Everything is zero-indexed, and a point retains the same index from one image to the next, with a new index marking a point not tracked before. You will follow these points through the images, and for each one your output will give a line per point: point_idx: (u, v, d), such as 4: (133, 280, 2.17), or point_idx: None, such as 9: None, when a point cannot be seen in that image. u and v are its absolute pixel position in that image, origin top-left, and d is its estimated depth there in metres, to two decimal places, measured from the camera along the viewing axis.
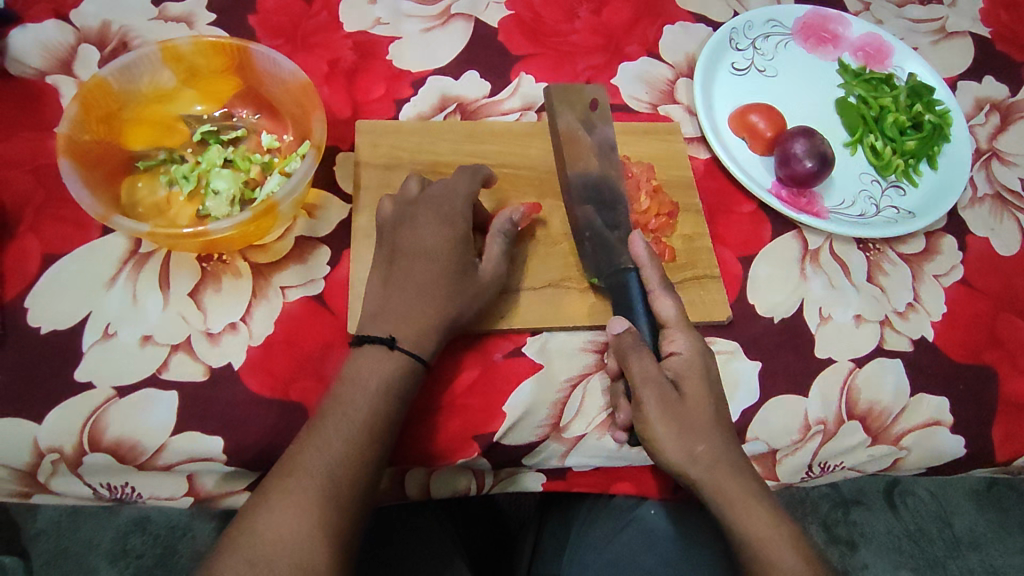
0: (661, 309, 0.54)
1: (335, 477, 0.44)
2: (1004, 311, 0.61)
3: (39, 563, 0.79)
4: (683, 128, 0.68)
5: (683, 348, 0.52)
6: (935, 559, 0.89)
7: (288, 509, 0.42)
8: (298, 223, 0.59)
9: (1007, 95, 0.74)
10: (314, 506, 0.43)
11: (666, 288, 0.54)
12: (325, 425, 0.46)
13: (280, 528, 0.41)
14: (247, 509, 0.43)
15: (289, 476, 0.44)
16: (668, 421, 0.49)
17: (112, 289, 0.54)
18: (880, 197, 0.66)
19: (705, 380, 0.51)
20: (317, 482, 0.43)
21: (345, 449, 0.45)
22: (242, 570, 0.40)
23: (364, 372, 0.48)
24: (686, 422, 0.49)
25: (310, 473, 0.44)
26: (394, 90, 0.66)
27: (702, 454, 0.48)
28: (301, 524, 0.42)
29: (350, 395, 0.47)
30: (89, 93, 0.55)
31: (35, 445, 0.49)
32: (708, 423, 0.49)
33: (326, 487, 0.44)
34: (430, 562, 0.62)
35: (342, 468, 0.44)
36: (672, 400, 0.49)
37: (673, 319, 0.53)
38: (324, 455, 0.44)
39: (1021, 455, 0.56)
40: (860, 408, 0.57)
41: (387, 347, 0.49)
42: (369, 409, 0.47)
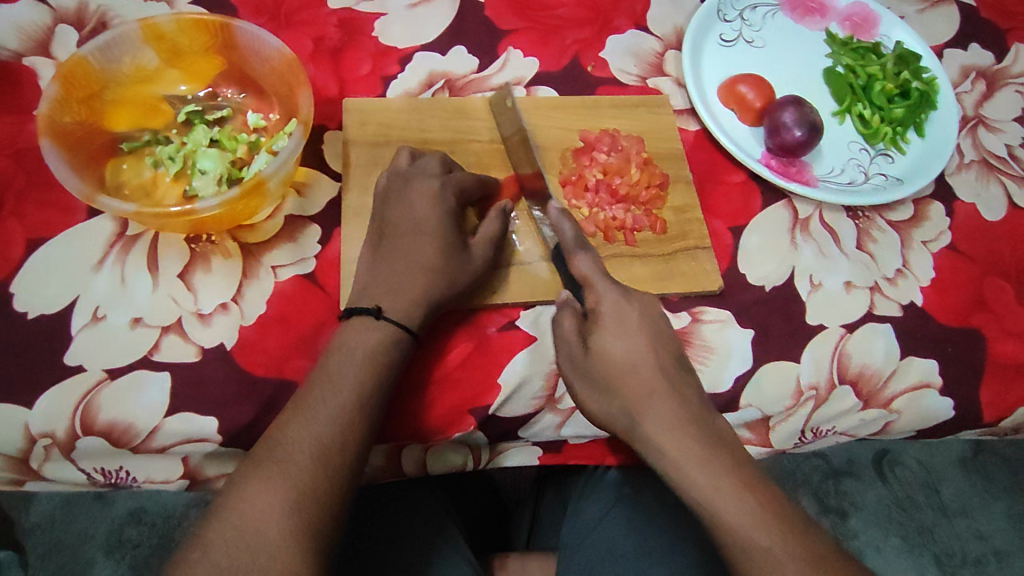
0: (577, 266, 0.53)
1: (324, 448, 0.43)
2: (991, 275, 0.62)
3: (34, 556, 0.79)
4: (673, 101, 0.68)
5: (605, 301, 0.51)
6: (923, 525, 0.90)
7: (275, 477, 0.42)
8: (287, 202, 0.58)
9: (993, 62, 0.74)
10: (301, 476, 0.42)
11: (579, 247, 0.53)
12: (312, 396, 0.46)
13: (267, 498, 0.41)
14: (234, 479, 0.43)
15: (276, 446, 0.43)
16: (590, 390, 0.51)
17: (100, 272, 0.53)
18: (868, 165, 0.67)
19: (665, 366, 0.48)
20: (306, 452, 0.43)
21: (334, 417, 0.45)
22: (231, 538, 0.39)
23: (353, 343, 0.48)
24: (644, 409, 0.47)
25: (299, 442, 0.43)
26: (381, 67, 0.65)
27: (643, 434, 0.47)
28: (289, 493, 0.41)
29: (338, 366, 0.47)
30: (69, 72, 0.54)
31: (26, 430, 0.48)
32: (643, 393, 0.48)
33: (315, 456, 0.43)
34: (426, 535, 0.63)
35: (330, 438, 0.44)
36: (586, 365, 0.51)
37: (598, 286, 0.51)
38: (313, 425, 0.44)
39: (1008, 415, 0.57)
40: (852, 373, 0.57)
41: (373, 317, 0.49)
42: (359, 379, 0.47)
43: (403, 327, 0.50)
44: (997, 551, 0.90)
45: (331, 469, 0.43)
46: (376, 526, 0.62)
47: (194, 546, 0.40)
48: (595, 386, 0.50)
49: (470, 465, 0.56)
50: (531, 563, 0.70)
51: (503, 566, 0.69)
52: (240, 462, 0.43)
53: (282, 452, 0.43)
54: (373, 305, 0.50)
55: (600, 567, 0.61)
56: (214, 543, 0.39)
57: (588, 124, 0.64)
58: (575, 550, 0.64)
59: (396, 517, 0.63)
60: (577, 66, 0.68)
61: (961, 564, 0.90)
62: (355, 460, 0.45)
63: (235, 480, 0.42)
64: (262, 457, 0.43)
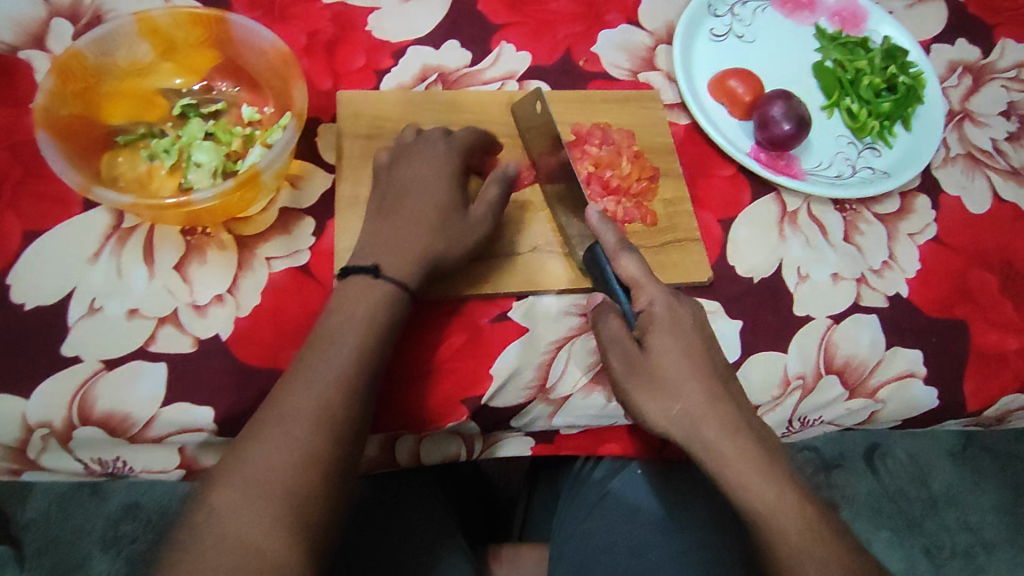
0: (625, 268, 0.51)
1: (326, 408, 0.44)
2: (975, 266, 0.63)
3: (31, 551, 0.79)
4: (664, 95, 0.69)
5: (658, 303, 0.50)
6: (912, 517, 0.92)
7: (275, 443, 0.42)
8: (282, 194, 0.59)
9: (980, 57, 0.75)
10: (304, 437, 0.43)
11: (624, 248, 0.52)
12: (312, 362, 0.46)
13: (270, 458, 0.42)
14: (239, 440, 0.43)
15: (279, 407, 0.44)
16: (635, 381, 0.50)
17: (96, 264, 0.54)
18: (856, 158, 0.68)
19: (677, 335, 0.49)
20: (308, 413, 0.44)
21: (335, 384, 0.45)
22: (234, 498, 0.41)
23: (348, 317, 0.48)
24: (657, 380, 0.48)
25: (298, 408, 0.44)
26: (375, 61, 0.66)
27: (678, 414, 0.47)
28: (291, 452, 0.42)
29: (335, 333, 0.47)
30: (64, 65, 0.55)
31: (24, 421, 0.49)
32: (683, 377, 0.48)
33: (318, 416, 0.44)
34: (429, 527, 0.64)
35: (331, 399, 0.44)
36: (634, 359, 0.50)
37: (639, 275, 0.51)
38: (314, 387, 0.45)
39: (991, 404, 0.59)
40: (838, 362, 0.58)
41: (371, 276, 0.50)
42: (356, 348, 0.47)
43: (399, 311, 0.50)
44: (985, 542, 0.91)
45: (332, 434, 0.44)
46: (371, 516, 0.63)
47: (200, 507, 0.41)
48: (634, 373, 0.50)
49: (463, 455, 0.57)
50: (524, 552, 0.71)
51: (497, 556, 0.70)
52: (246, 424, 0.44)
53: (282, 418, 0.43)
54: (371, 262, 0.51)
55: (597, 553, 0.62)
56: (220, 506, 0.40)
57: (580, 118, 0.65)
58: (567, 538, 0.65)
59: (391, 507, 0.64)
60: (569, 60, 0.69)
61: (950, 556, 0.91)
62: (355, 425, 0.45)
63: (237, 444, 0.43)
64: (263, 422, 0.43)
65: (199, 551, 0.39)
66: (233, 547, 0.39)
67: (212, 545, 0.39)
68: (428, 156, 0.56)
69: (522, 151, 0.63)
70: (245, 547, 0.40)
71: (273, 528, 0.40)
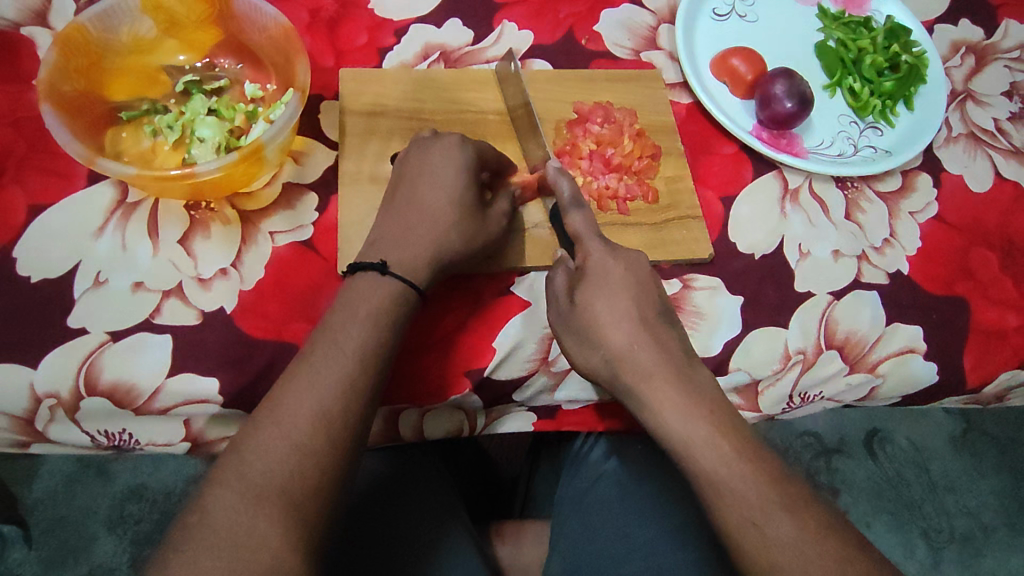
0: (571, 224, 0.53)
1: (324, 411, 0.44)
2: (977, 244, 0.63)
3: (38, 531, 0.80)
4: (666, 74, 0.69)
5: (592, 257, 0.52)
6: (911, 501, 0.92)
7: (273, 443, 0.42)
8: (285, 170, 0.59)
9: (983, 37, 0.75)
10: (300, 440, 0.42)
11: (572, 205, 0.53)
12: (311, 360, 0.46)
13: (267, 462, 0.41)
14: (236, 439, 0.43)
15: (276, 408, 0.44)
16: (566, 330, 0.52)
17: (101, 237, 0.54)
18: (858, 137, 0.68)
19: (607, 285, 0.50)
20: (306, 417, 0.43)
21: (333, 387, 0.45)
22: (229, 500, 0.40)
23: (355, 296, 0.49)
24: (576, 325, 0.51)
25: (296, 408, 0.43)
26: (377, 38, 0.66)
27: (600, 359, 0.49)
28: (288, 456, 0.42)
29: (338, 330, 0.47)
30: (67, 39, 0.55)
31: (32, 392, 0.49)
32: (610, 321, 0.49)
33: (316, 420, 0.43)
34: (433, 505, 0.64)
35: (330, 401, 0.44)
36: (567, 312, 0.52)
37: (583, 231, 0.53)
38: (312, 391, 0.44)
39: (989, 381, 0.59)
40: (838, 338, 0.59)
41: (379, 272, 0.50)
42: (356, 347, 0.46)
43: (406, 281, 0.50)
44: (983, 526, 0.92)
45: (329, 436, 0.43)
46: (380, 499, 0.63)
47: (195, 507, 0.41)
48: (578, 337, 0.51)
49: (466, 429, 0.58)
50: (526, 530, 0.72)
51: (499, 535, 0.71)
52: (244, 423, 0.44)
53: (281, 418, 0.43)
54: (379, 259, 0.51)
55: (593, 530, 0.63)
56: (216, 506, 0.40)
57: (582, 97, 0.65)
58: (569, 514, 0.66)
59: (401, 490, 0.64)
60: (571, 39, 0.69)
61: (948, 539, 0.91)
62: (355, 427, 0.45)
63: (234, 445, 0.43)
64: (261, 423, 0.43)
65: (190, 552, 0.38)
66: (226, 549, 0.39)
67: (204, 549, 0.39)
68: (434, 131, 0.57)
69: (512, 136, 0.63)
70: (237, 551, 0.39)
71: (267, 531, 0.40)
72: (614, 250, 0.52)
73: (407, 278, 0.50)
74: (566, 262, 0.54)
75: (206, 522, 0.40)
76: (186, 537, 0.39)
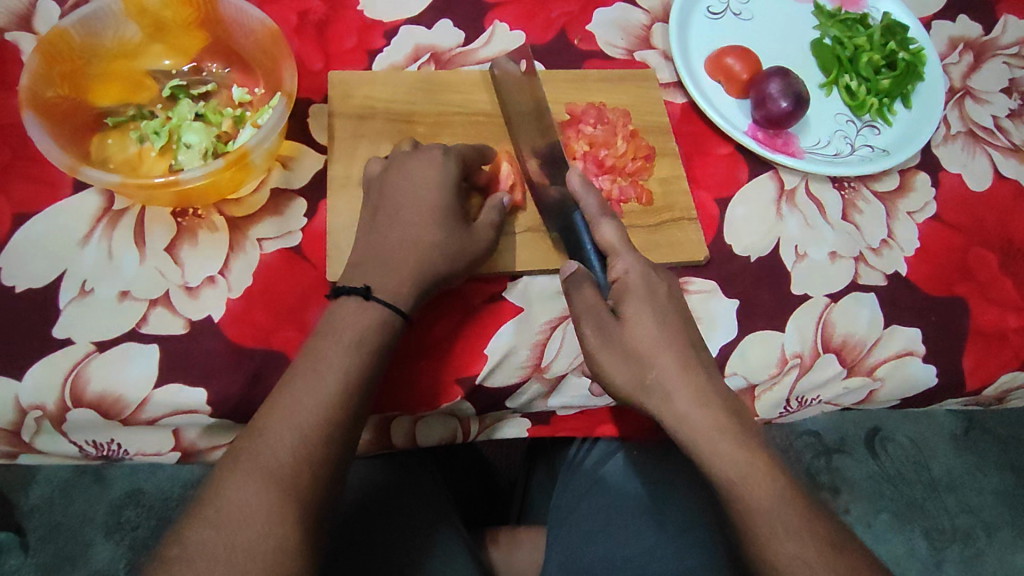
0: (602, 235, 0.51)
1: (305, 441, 0.43)
2: (975, 244, 0.63)
3: (34, 538, 0.79)
4: (660, 74, 0.68)
5: (632, 272, 0.49)
6: (912, 500, 0.91)
7: (253, 474, 0.41)
8: (273, 175, 0.58)
9: (981, 33, 0.74)
10: (280, 473, 0.42)
11: (602, 214, 0.51)
12: (295, 387, 0.45)
13: (247, 495, 0.40)
14: (215, 473, 0.42)
15: (257, 439, 0.43)
16: (608, 351, 0.48)
17: (87, 246, 0.53)
18: (854, 136, 0.67)
19: (653, 304, 0.48)
20: (286, 448, 0.42)
21: (316, 415, 0.44)
22: (208, 537, 0.39)
23: (347, 307, 0.48)
24: (626, 347, 0.47)
25: (277, 439, 0.42)
26: (367, 40, 0.65)
27: (653, 381, 0.46)
28: (269, 488, 0.41)
29: (332, 341, 0.47)
30: (49, 45, 0.54)
31: (16, 404, 0.48)
32: (657, 348, 0.46)
33: (297, 451, 0.42)
34: (425, 515, 0.63)
35: (312, 430, 0.43)
36: (609, 328, 0.48)
37: (615, 241, 0.51)
38: (294, 420, 0.43)
39: (989, 383, 0.58)
40: (836, 341, 0.58)
41: (361, 297, 0.49)
42: (348, 359, 0.46)
43: (391, 307, 0.49)
44: (985, 525, 0.91)
45: (322, 449, 0.43)
46: (374, 507, 0.63)
47: (172, 544, 0.39)
48: (623, 359, 0.47)
49: (459, 436, 0.57)
50: (522, 536, 0.71)
51: (495, 540, 0.70)
52: (222, 455, 0.43)
53: (274, 432, 0.43)
54: (362, 284, 0.49)
55: (587, 537, 0.62)
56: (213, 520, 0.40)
57: (574, 98, 0.64)
58: (563, 521, 0.65)
59: (395, 498, 0.63)
60: (564, 39, 0.68)
61: (950, 538, 0.90)
62: (347, 439, 0.45)
63: (212, 479, 0.42)
64: (254, 436, 0.43)
65: None
66: (223, 564, 0.38)
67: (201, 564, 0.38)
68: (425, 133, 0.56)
69: (504, 134, 0.62)
70: (234, 566, 0.38)
71: (264, 545, 0.39)
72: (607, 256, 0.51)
73: (391, 305, 0.49)
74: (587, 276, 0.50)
75: (201, 537, 0.39)
76: (180, 554, 0.38)
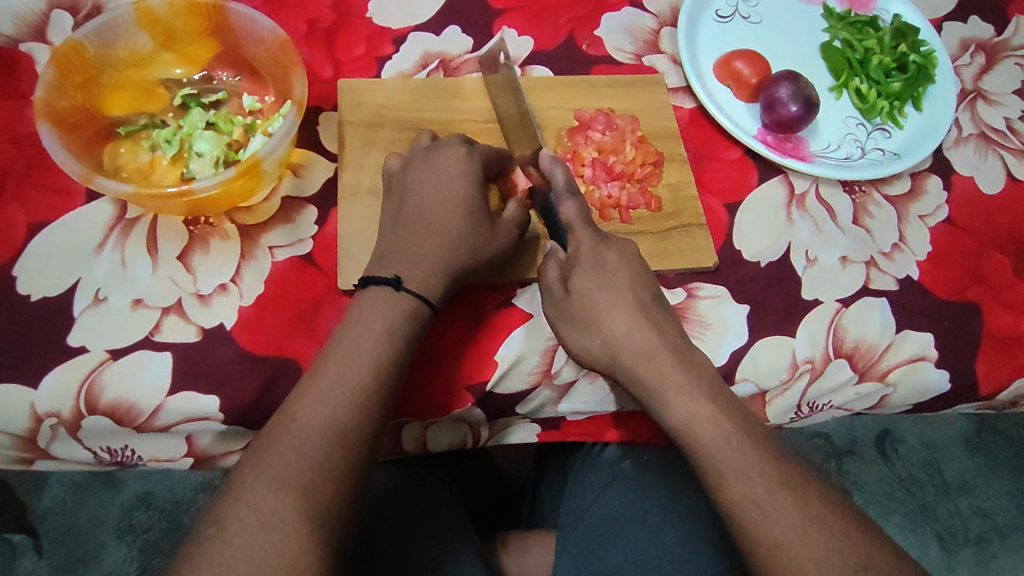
0: (564, 212, 0.54)
1: (339, 422, 0.43)
2: (989, 248, 0.62)
3: (47, 540, 0.80)
4: (668, 78, 0.68)
5: (588, 248, 0.52)
6: (924, 503, 0.90)
7: (288, 454, 0.42)
8: (283, 183, 0.58)
9: (993, 34, 0.73)
10: (315, 453, 0.42)
11: (566, 192, 0.54)
12: (327, 370, 0.45)
13: (283, 473, 0.41)
14: (251, 452, 0.43)
15: (292, 420, 0.43)
16: (562, 321, 0.52)
17: (100, 254, 0.54)
18: (865, 139, 0.67)
19: (598, 274, 0.52)
20: (321, 427, 0.43)
21: (348, 397, 0.44)
22: (245, 513, 0.40)
23: (362, 315, 0.48)
24: (570, 317, 0.52)
25: (312, 420, 0.43)
26: (376, 47, 0.65)
27: (599, 345, 0.50)
28: (304, 468, 0.41)
29: (353, 339, 0.47)
30: (63, 56, 0.55)
31: (32, 411, 0.49)
32: (603, 313, 0.50)
33: (331, 431, 0.43)
34: (437, 520, 0.63)
35: (345, 413, 0.44)
36: (558, 298, 0.52)
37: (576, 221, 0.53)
38: (328, 402, 0.44)
39: (1004, 388, 0.58)
40: (847, 346, 0.57)
41: (392, 288, 0.49)
42: (377, 346, 0.47)
43: (418, 296, 0.50)
44: (998, 528, 0.90)
45: (344, 446, 0.43)
46: (390, 513, 0.63)
47: (211, 521, 0.40)
48: (577, 329, 0.51)
49: (470, 441, 0.57)
50: (531, 540, 0.71)
51: (504, 545, 0.70)
52: (258, 434, 0.44)
53: (295, 430, 0.43)
54: (392, 275, 0.50)
55: (601, 538, 0.62)
56: (233, 517, 0.40)
57: (582, 104, 0.64)
58: (575, 521, 0.65)
59: (410, 505, 0.64)
60: (572, 44, 0.68)
61: (963, 542, 0.89)
62: (371, 438, 0.45)
63: (249, 457, 0.42)
64: (288, 419, 0.43)
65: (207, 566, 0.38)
66: (244, 563, 0.38)
67: (225, 557, 0.38)
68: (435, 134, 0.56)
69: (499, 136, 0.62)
70: (269, 544, 0.39)
71: (284, 543, 0.39)
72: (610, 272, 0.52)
73: (417, 293, 0.50)
74: (561, 259, 0.53)
75: (222, 535, 0.39)
76: (218, 533, 0.39)
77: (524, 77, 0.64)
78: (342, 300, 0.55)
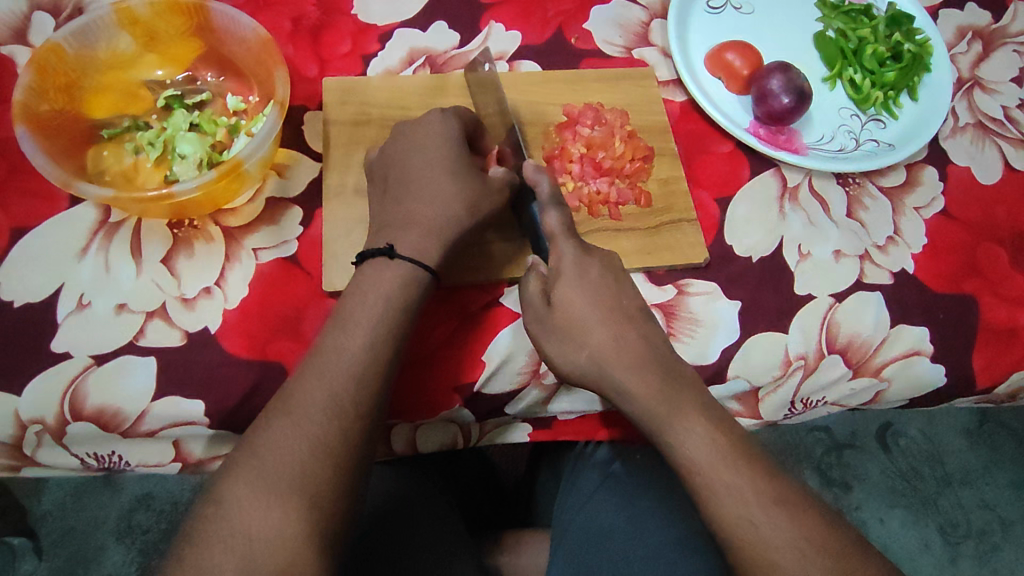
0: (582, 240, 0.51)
1: (361, 369, 0.44)
2: (985, 240, 0.61)
3: (47, 542, 0.80)
4: (659, 72, 0.67)
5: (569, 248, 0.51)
6: (927, 496, 0.90)
7: (313, 395, 0.43)
8: (268, 183, 0.58)
9: (990, 21, 0.72)
10: (339, 395, 0.43)
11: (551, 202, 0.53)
12: (344, 326, 0.46)
13: (307, 413, 0.42)
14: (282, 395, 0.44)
15: (318, 364, 0.44)
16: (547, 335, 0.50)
17: (84, 259, 0.53)
18: (859, 130, 0.66)
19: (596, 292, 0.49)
20: (345, 372, 0.44)
21: (367, 347, 0.45)
22: (273, 450, 0.41)
23: (362, 290, 0.48)
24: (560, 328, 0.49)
25: (335, 366, 0.44)
26: (361, 45, 0.64)
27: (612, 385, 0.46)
28: (326, 409, 0.42)
29: (343, 334, 0.46)
30: (43, 59, 0.54)
31: (17, 418, 0.49)
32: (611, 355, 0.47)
33: (355, 375, 0.44)
34: (428, 520, 0.63)
35: (366, 361, 0.45)
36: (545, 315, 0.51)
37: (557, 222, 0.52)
38: (348, 349, 0.45)
39: (1000, 382, 0.57)
40: (841, 341, 0.57)
41: (387, 257, 0.49)
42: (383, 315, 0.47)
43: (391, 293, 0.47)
44: (1002, 520, 0.89)
45: (350, 410, 0.43)
46: (389, 520, 0.61)
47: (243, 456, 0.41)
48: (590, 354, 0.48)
49: (460, 441, 0.57)
50: (526, 540, 0.71)
51: (499, 545, 0.70)
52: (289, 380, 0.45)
53: (286, 423, 0.42)
54: (386, 243, 0.50)
55: (597, 540, 0.61)
56: (222, 515, 0.39)
57: (571, 99, 0.63)
58: (567, 525, 0.64)
59: (405, 510, 0.63)
60: (560, 39, 0.67)
61: (966, 534, 0.88)
62: (366, 432, 0.43)
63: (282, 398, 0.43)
64: (312, 366, 0.44)
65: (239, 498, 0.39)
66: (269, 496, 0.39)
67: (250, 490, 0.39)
68: (419, 124, 0.55)
69: None
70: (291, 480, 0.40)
71: (277, 542, 0.38)
72: (591, 256, 0.52)
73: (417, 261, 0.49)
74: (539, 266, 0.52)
75: (216, 523, 0.38)
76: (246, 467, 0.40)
77: (511, 73, 0.63)
78: (328, 301, 0.54)
